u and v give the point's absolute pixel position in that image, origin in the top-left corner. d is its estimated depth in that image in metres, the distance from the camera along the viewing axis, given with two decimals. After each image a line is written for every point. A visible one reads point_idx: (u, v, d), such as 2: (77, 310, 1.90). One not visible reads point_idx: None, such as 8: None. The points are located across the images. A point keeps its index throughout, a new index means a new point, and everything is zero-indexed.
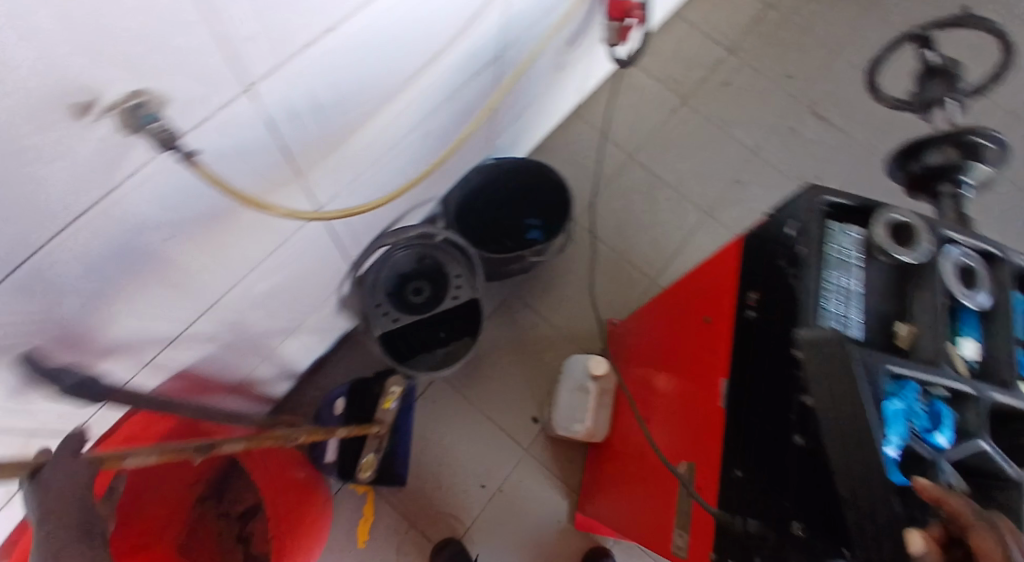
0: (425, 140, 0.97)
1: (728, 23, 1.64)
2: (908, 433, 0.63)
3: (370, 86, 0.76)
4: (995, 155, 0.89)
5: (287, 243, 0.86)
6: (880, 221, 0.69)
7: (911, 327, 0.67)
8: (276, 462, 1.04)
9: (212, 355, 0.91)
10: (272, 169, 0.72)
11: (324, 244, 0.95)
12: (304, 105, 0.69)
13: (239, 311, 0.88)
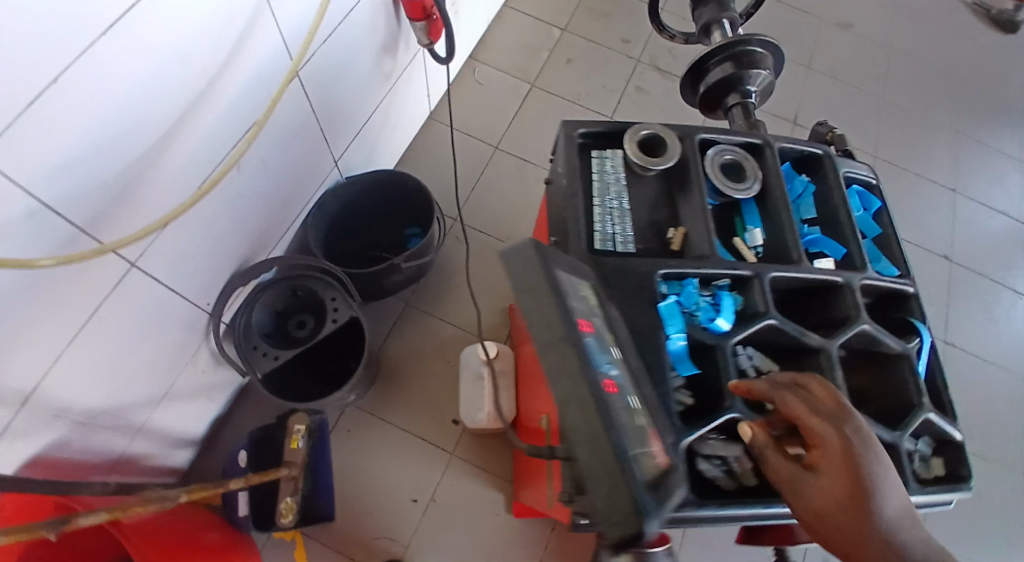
0: (239, 175, 1.01)
1: (558, 4, 1.70)
2: (689, 328, 0.65)
3: (132, 137, 0.82)
4: (767, 62, 0.96)
5: (110, 301, 0.90)
6: (631, 133, 0.73)
7: (680, 230, 0.71)
8: (188, 530, 1.03)
9: (65, 436, 0.93)
10: (46, 235, 0.77)
11: (158, 297, 0.98)
12: (54, 167, 0.75)
13: (76, 385, 0.91)
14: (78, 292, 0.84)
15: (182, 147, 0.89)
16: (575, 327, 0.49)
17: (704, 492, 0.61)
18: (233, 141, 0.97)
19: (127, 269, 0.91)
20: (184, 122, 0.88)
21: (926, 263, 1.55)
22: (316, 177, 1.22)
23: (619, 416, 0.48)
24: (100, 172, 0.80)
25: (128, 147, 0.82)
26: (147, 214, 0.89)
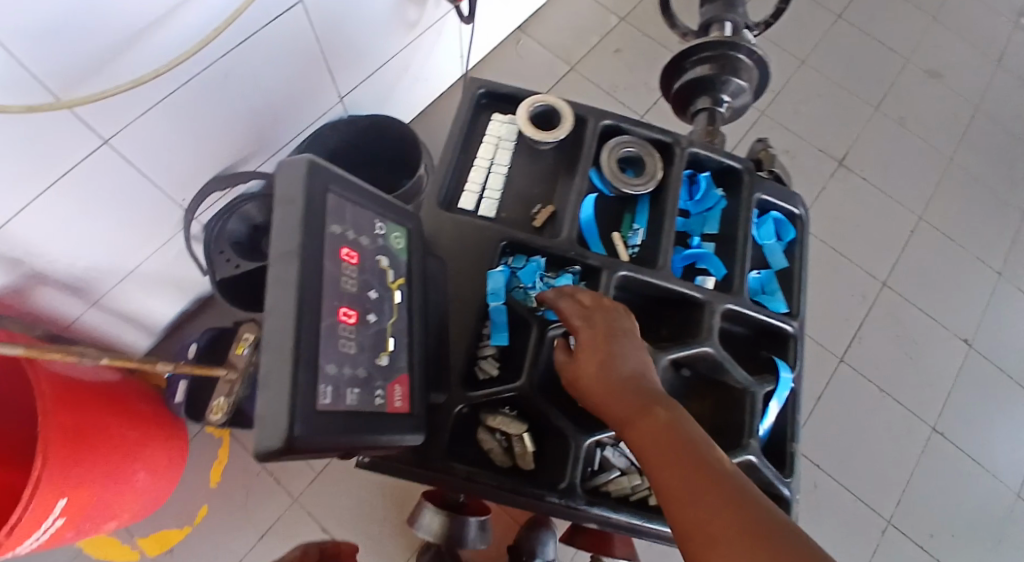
0: (228, 82, 1.06)
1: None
2: (514, 303, 0.64)
3: (119, 17, 0.81)
4: (749, 72, 0.90)
5: (82, 169, 0.96)
6: (528, 102, 0.71)
7: (549, 208, 0.70)
8: (120, 398, 1.05)
9: (21, 280, 1.02)
10: (19, 94, 0.80)
11: (135, 179, 1.05)
12: (35, 28, 0.76)
13: (39, 238, 0.98)
14: (44, 151, 0.90)
15: (163, 32, 0.87)
16: (321, 246, 0.50)
17: (461, 460, 0.60)
18: (225, 50, 1.01)
19: (98, 144, 0.96)
20: (172, 16, 0.87)
21: (942, 343, 1.41)
22: (319, 106, 1.27)
23: (327, 339, 0.48)
24: (75, 48, 0.81)
25: (110, 32, 0.82)
26: (126, 101, 0.94)
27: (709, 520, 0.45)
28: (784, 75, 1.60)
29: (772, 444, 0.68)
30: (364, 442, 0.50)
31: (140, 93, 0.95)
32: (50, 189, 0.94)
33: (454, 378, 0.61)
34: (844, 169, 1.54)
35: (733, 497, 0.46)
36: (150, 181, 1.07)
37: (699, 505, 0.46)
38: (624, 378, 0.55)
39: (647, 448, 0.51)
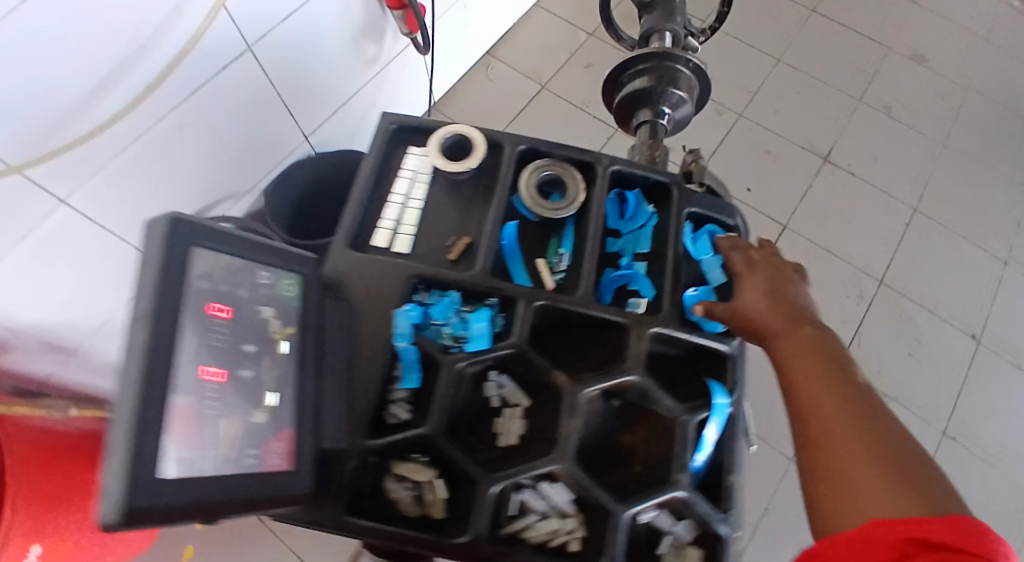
0: (188, 134, 1.05)
1: (589, 12, 1.68)
2: (425, 341, 0.62)
3: (58, 81, 0.83)
4: (688, 82, 0.88)
5: (44, 231, 0.91)
6: (438, 133, 0.69)
7: (467, 239, 0.66)
8: None
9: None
10: None
11: (101, 237, 1.00)
12: None
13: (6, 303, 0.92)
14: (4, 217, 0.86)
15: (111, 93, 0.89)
16: (179, 304, 0.48)
17: (365, 514, 0.58)
18: (180, 100, 1.00)
19: (56, 205, 0.91)
20: (118, 74, 0.88)
21: (948, 339, 1.34)
22: (283, 148, 1.25)
23: (180, 404, 0.47)
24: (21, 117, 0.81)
25: (53, 99, 0.83)
26: (79, 158, 0.90)
27: (857, 447, 0.50)
28: (761, 76, 1.56)
29: (711, 473, 0.64)
30: (229, 508, 0.47)
31: (93, 146, 0.91)
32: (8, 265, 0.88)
33: (356, 427, 0.58)
34: (830, 166, 1.48)
35: (886, 436, 0.51)
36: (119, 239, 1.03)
37: (851, 431, 0.51)
38: (796, 327, 0.60)
39: (803, 381, 0.56)
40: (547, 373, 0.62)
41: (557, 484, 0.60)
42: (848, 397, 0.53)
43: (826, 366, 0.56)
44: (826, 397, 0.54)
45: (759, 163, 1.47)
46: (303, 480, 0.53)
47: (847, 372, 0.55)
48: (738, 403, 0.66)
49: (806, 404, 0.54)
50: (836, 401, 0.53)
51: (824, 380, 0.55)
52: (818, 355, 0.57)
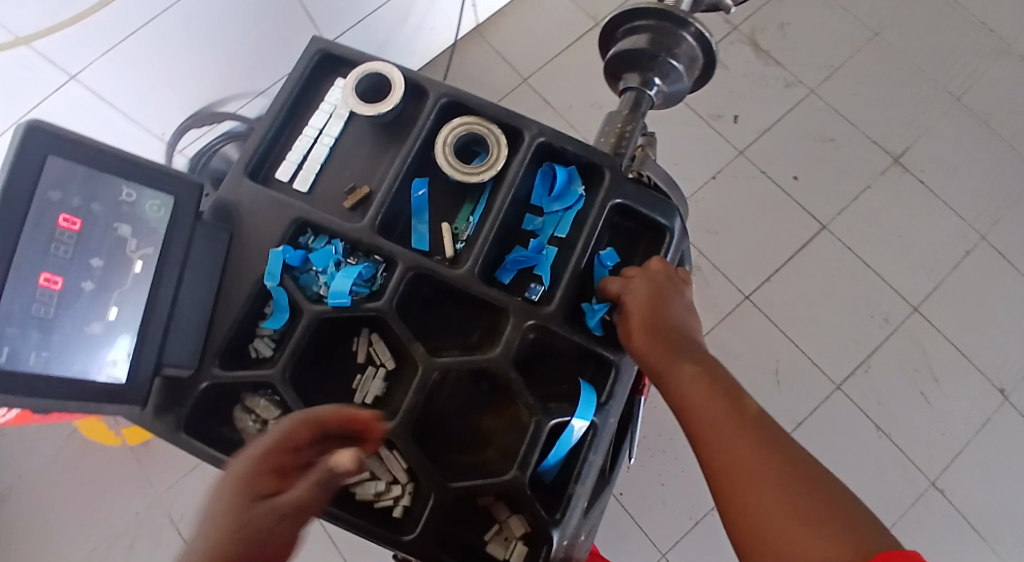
0: (203, 29, 0.99)
1: None
2: (296, 285, 0.61)
3: None
4: (689, 53, 0.77)
5: (52, 102, 0.93)
6: (358, 69, 0.66)
7: (367, 189, 0.64)
8: None
9: None
10: None
11: (109, 114, 1.01)
12: None
13: None
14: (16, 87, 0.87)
15: None
16: (25, 208, 0.49)
17: (204, 437, 0.59)
18: None
19: (65, 80, 0.91)
20: None
21: (970, 385, 1.20)
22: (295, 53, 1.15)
23: (11, 303, 0.48)
24: None
25: None
26: (90, 40, 0.89)
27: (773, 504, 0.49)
28: (845, 50, 1.37)
29: (561, 477, 0.60)
30: (50, 408, 0.50)
31: (105, 28, 0.89)
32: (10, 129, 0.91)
33: (210, 357, 0.60)
34: (899, 168, 1.31)
35: (790, 462, 0.51)
36: (127, 118, 1.03)
37: (759, 472, 0.50)
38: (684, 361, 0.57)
39: (702, 423, 0.54)
40: (406, 343, 0.60)
41: (394, 452, 0.58)
42: (746, 431, 0.52)
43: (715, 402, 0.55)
44: (726, 441, 0.52)
45: (816, 151, 1.32)
46: (140, 398, 0.55)
47: (737, 405, 0.54)
48: (609, 416, 0.61)
49: (711, 450, 0.53)
50: (738, 443, 0.52)
51: (718, 421, 0.53)
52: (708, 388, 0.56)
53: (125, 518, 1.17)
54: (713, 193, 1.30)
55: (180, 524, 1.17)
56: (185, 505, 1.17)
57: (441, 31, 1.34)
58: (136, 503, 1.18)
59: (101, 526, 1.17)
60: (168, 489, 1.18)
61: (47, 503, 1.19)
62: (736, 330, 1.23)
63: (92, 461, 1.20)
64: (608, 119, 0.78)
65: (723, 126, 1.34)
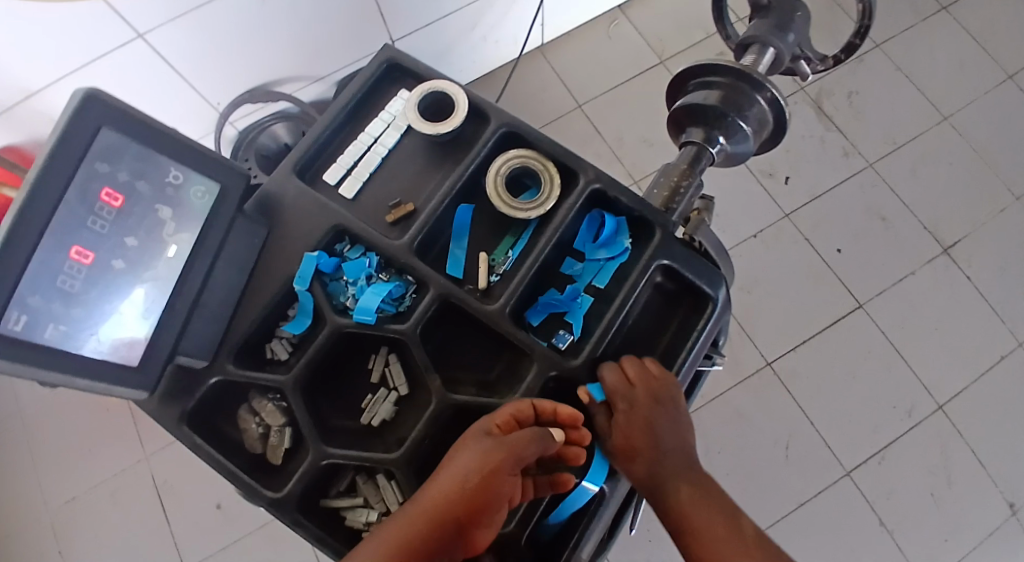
0: (275, 9, 0.99)
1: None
2: (323, 293, 0.60)
3: None
4: (759, 116, 0.74)
5: (114, 56, 0.93)
6: (424, 86, 0.64)
7: (411, 206, 0.63)
8: None
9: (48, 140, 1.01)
10: None
11: (167, 76, 1.01)
12: None
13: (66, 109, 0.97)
14: (84, 35, 0.88)
15: None
16: (69, 176, 0.48)
17: (204, 431, 0.58)
18: None
19: (132, 37, 0.91)
20: None
21: (982, 496, 1.16)
22: (360, 45, 1.13)
23: (38, 272, 0.47)
24: None
25: None
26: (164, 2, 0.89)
27: None
28: (911, 129, 1.34)
29: (559, 537, 0.58)
30: (59, 382, 0.48)
31: None
32: (70, 76, 0.92)
33: (225, 352, 0.58)
34: (947, 260, 1.27)
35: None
36: (184, 82, 1.03)
37: None
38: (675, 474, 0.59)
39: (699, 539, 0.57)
40: (425, 373, 0.58)
41: (392, 483, 0.57)
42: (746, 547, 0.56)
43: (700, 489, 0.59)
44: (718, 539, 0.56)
45: (864, 227, 1.29)
46: (149, 381, 0.53)
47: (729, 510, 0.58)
48: (618, 485, 0.60)
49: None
50: (729, 542, 0.56)
51: (710, 511, 0.58)
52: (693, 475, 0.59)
53: (109, 474, 1.17)
54: (752, 251, 1.28)
55: (160, 490, 1.15)
56: (169, 474, 1.16)
57: (506, 43, 1.33)
58: (121, 462, 1.17)
59: (81, 479, 1.17)
60: (154, 454, 1.17)
61: (38, 443, 1.19)
62: (752, 395, 1.21)
63: (89, 410, 1.20)
64: (663, 169, 0.76)
65: (773, 185, 1.31)
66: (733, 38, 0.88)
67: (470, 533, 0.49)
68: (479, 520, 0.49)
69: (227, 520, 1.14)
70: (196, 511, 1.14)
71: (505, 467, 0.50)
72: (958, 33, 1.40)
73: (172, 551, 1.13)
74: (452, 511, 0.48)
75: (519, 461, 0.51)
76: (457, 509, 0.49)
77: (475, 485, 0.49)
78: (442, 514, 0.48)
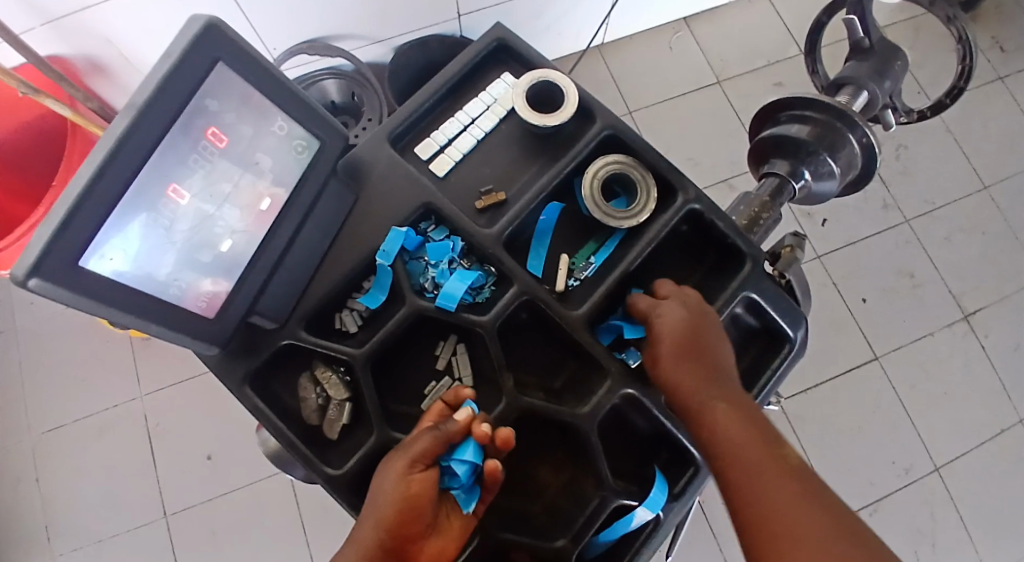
0: None
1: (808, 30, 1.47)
2: (402, 268, 0.58)
3: None
4: (849, 159, 0.72)
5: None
6: (534, 74, 0.62)
7: (503, 196, 0.61)
8: None
9: (97, 55, 0.95)
10: None
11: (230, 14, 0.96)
12: None
13: (121, 26, 0.90)
14: None
15: None
16: (178, 108, 0.44)
17: (262, 394, 0.56)
18: None
19: None
20: None
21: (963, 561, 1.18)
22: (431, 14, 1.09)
23: (131, 207, 0.43)
24: None
25: None
26: None
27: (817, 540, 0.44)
28: (950, 193, 1.35)
29: (603, 557, 0.57)
30: (132, 326, 0.46)
31: None
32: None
33: (297, 318, 0.57)
34: (965, 326, 1.28)
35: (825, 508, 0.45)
36: (247, 23, 0.98)
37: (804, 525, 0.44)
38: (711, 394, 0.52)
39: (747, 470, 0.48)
40: (497, 370, 0.57)
41: None
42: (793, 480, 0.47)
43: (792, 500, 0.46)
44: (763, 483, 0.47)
45: (891, 281, 1.30)
46: (218, 333, 0.51)
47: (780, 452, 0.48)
48: (673, 515, 0.57)
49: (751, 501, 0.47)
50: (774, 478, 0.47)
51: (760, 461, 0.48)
52: (778, 480, 0.47)
53: (102, 406, 1.13)
54: None
55: (152, 432, 1.12)
56: (164, 416, 1.12)
57: (570, 37, 1.30)
58: (117, 396, 1.13)
59: (72, 407, 1.13)
60: (150, 393, 1.13)
61: (31, 364, 1.15)
62: None
63: (89, 338, 1.16)
64: (743, 198, 0.74)
65: (809, 225, 1.32)
66: (821, 83, 0.86)
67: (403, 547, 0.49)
68: (406, 535, 0.49)
69: (221, 471, 1.10)
70: (187, 458, 1.11)
71: (408, 478, 0.48)
72: (1009, 107, 1.41)
73: (156, 495, 1.09)
74: (373, 534, 0.47)
75: (423, 470, 0.49)
76: (384, 529, 0.47)
77: (388, 505, 0.47)
78: (364, 551, 0.47)
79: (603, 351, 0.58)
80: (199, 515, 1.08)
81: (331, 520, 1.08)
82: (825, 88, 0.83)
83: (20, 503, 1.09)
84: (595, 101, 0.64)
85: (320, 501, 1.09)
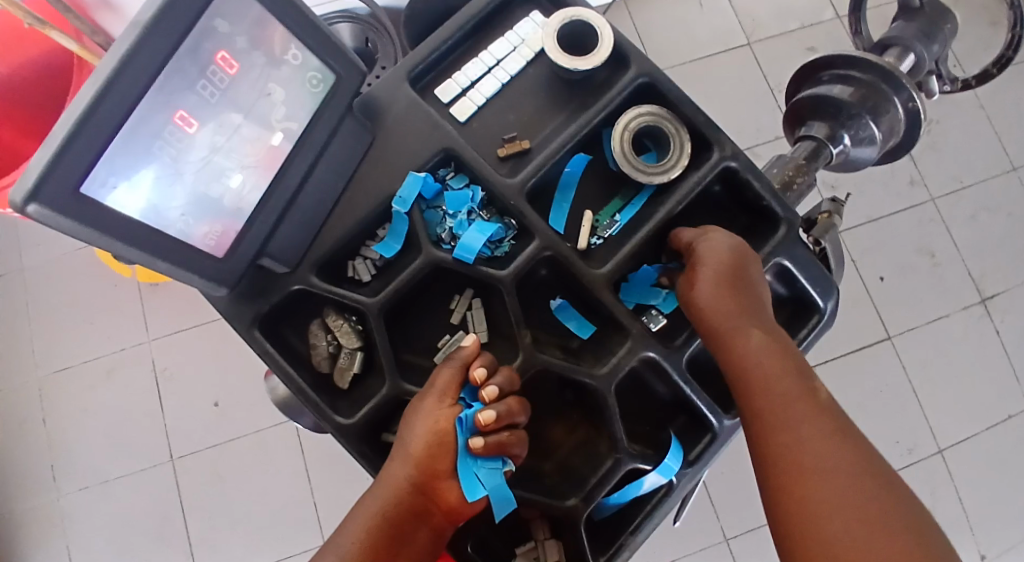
0: None
1: None
2: (418, 214, 0.56)
3: None
4: (891, 124, 0.68)
5: None
6: (566, 12, 0.58)
7: (527, 144, 0.57)
8: None
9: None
10: None
11: None
12: None
13: None
14: None
15: None
16: (186, 28, 0.41)
17: (273, 338, 0.54)
18: None
19: None
20: None
21: (960, 542, 1.18)
22: None
23: (136, 132, 0.40)
24: None
25: None
26: None
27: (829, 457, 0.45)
28: (979, 171, 1.31)
29: (615, 519, 0.56)
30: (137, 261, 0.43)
31: None
32: None
33: (309, 262, 0.55)
34: (982, 309, 1.26)
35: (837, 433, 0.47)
36: None
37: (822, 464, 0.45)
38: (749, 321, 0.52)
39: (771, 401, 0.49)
40: (514, 325, 0.55)
41: None
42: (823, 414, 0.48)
43: (848, 461, 0.45)
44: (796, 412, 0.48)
45: (911, 259, 1.27)
46: (226, 272, 0.49)
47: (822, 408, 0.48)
48: (687, 481, 0.56)
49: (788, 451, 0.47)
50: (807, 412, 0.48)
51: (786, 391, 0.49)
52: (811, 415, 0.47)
53: (109, 349, 1.11)
54: None
55: (159, 376, 1.10)
56: (171, 360, 1.11)
57: None
58: (124, 338, 1.12)
59: (78, 347, 1.11)
60: (157, 337, 1.11)
61: (38, 302, 1.13)
62: None
63: (95, 280, 1.14)
64: (777, 161, 0.71)
65: None
66: (862, 44, 0.81)
67: (435, 487, 0.49)
68: (437, 473, 0.49)
69: (226, 418, 1.09)
70: (192, 403, 1.10)
71: (438, 412, 0.49)
72: None
73: (162, 437, 1.09)
74: (400, 474, 0.49)
75: (453, 403, 0.50)
76: (409, 469, 0.49)
77: (419, 439, 0.48)
78: (392, 492, 0.49)
79: (626, 311, 0.55)
80: (204, 459, 1.08)
81: (331, 471, 1.08)
82: (868, 49, 0.78)
83: (23, 440, 1.09)
84: (630, 47, 0.60)
85: (322, 451, 1.08)
